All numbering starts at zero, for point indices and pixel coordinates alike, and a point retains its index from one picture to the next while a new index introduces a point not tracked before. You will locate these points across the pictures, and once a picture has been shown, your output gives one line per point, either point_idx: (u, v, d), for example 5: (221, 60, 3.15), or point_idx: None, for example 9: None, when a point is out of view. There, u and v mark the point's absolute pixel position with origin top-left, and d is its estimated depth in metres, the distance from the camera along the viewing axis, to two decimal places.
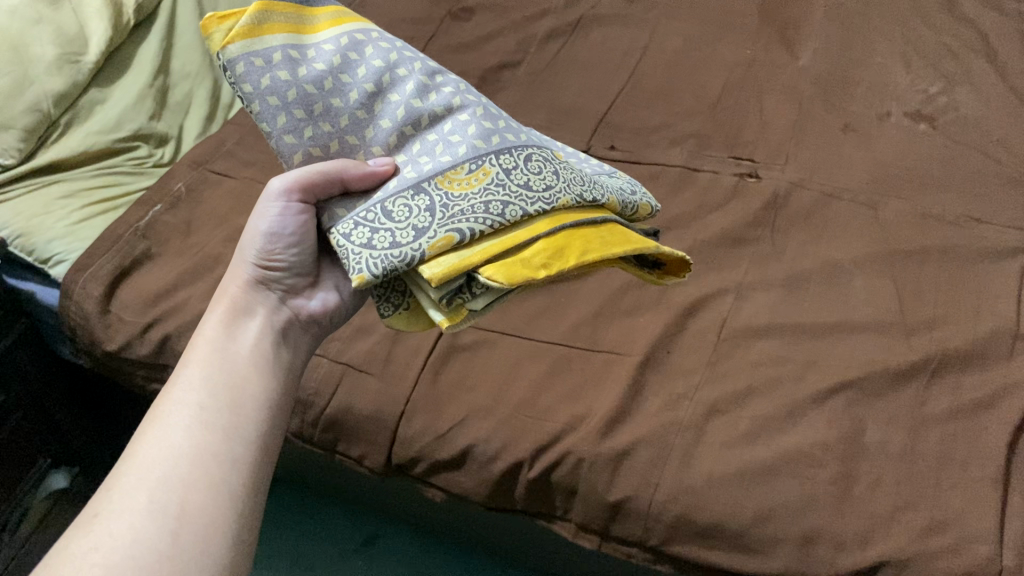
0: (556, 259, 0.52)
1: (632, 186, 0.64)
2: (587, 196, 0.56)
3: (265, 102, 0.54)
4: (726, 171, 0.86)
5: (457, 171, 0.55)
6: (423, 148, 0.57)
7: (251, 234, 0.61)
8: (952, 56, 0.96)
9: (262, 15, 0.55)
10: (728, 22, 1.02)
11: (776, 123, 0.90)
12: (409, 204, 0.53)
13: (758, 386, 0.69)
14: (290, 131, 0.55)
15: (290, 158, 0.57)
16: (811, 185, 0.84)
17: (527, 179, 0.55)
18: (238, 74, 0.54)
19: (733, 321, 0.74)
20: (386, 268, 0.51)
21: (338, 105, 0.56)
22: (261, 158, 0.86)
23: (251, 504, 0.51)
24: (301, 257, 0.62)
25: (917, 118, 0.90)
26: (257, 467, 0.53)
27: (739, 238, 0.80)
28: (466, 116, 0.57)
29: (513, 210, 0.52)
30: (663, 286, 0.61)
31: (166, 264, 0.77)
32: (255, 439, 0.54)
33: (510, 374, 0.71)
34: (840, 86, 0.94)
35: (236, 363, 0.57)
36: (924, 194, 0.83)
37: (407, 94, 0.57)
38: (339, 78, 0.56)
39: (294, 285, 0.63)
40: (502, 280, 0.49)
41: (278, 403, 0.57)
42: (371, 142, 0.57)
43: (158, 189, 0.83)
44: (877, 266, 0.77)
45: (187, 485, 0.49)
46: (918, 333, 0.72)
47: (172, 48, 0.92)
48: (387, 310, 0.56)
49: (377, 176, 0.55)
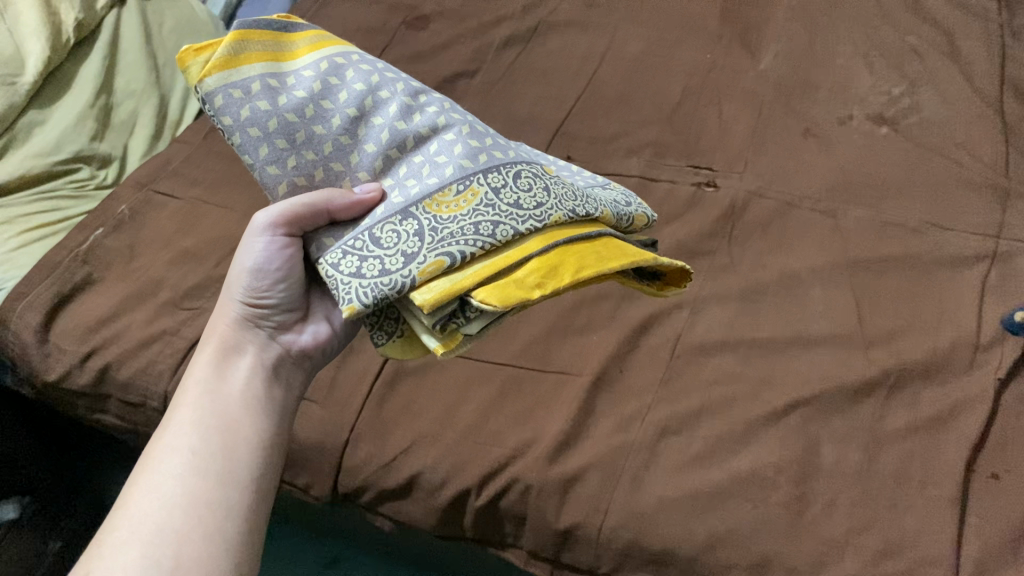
0: (550, 277, 0.50)
1: (627, 197, 0.63)
2: (579, 211, 0.54)
3: (246, 133, 0.52)
4: (683, 181, 0.85)
5: (444, 193, 0.53)
6: (410, 171, 0.55)
7: (237, 272, 0.59)
8: (916, 57, 0.94)
9: (239, 45, 0.54)
10: (688, 26, 0.99)
11: (736, 129, 0.88)
12: (398, 230, 0.52)
13: (711, 405, 0.67)
14: (274, 162, 0.53)
15: (275, 190, 0.54)
16: (770, 195, 0.82)
17: (517, 197, 0.53)
18: (216, 107, 0.52)
19: (687, 337, 0.72)
20: (376, 297, 0.49)
21: (321, 132, 0.54)
22: (209, 176, 0.85)
23: (247, 552, 0.50)
24: (290, 291, 0.59)
25: (879, 121, 0.88)
26: (254, 513, 0.52)
27: (695, 250, 0.79)
28: (452, 135, 0.55)
29: (504, 230, 0.51)
30: (665, 297, 0.60)
31: (106, 291, 0.75)
32: (249, 484, 0.53)
33: (458, 398, 0.69)
34: (801, 91, 0.92)
35: (229, 406, 0.56)
36: (884, 202, 0.81)
37: (391, 115, 0.55)
38: (320, 104, 0.54)
39: (284, 321, 0.61)
40: (496, 303, 0.48)
41: (272, 445, 0.56)
42: (357, 168, 0.55)
43: (101, 210, 0.81)
44: (834, 277, 0.76)
45: (182, 537, 0.47)
46: (875, 346, 0.71)
47: (116, 65, 0.89)
48: (381, 338, 0.54)
49: (363, 204, 0.54)
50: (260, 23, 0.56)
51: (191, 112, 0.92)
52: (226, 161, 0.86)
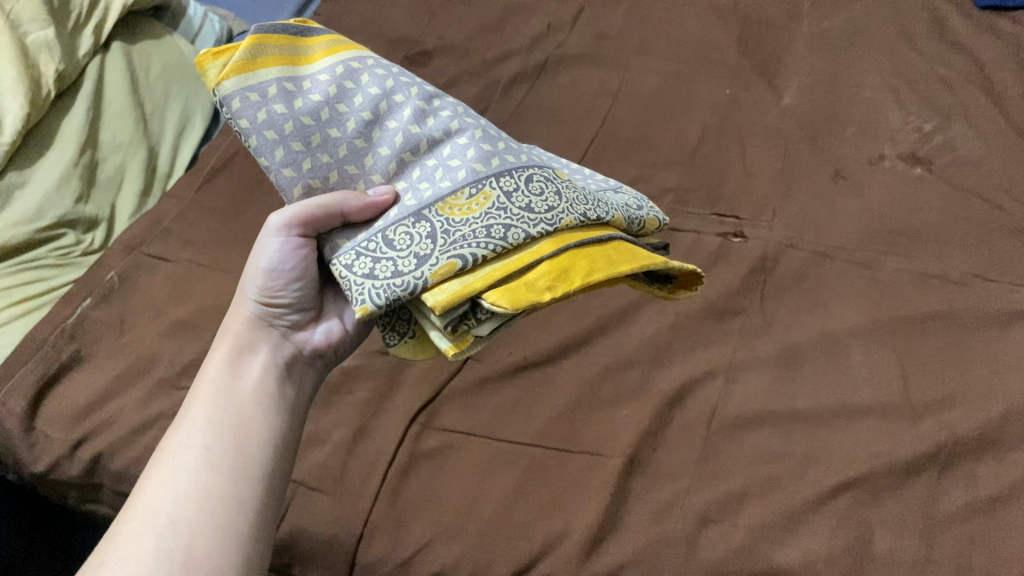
0: (560, 281, 0.49)
1: (639, 200, 0.62)
2: (590, 215, 0.53)
3: (262, 136, 0.52)
4: (709, 231, 0.80)
5: (457, 197, 0.52)
6: (423, 174, 0.54)
7: (252, 271, 0.60)
8: (947, 89, 0.90)
9: (257, 49, 0.54)
10: (705, 58, 0.94)
11: (761, 173, 0.84)
12: (411, 232, 0.51)
13: (754, 488, 0.63)
14: (289, 164, 0.53)
15: (290, 194, 0.54)
16: (802, 245, 0.78)
17: (529, 201, 0.52)
18: (234, 110, 0.52)
19: (723, 410, 0.67)
20: (388, 298, 0.49)
21: (335, 135, 0.54)
22: (203, 235, 0.80)
23: (258, 545, 0.51)
24: (303, 292, 0.60)
25: (913, 161, 0.84)
26: (264, 506, 0.53)
27: (726, 309, 0.74)
28: (465, 138, 0.55)
29: (516, 233, 0.50)
30: (674, 300, 0.60)
31: (97, 370, 0.70)
32: (261, 479, 0.54)
33: (480, 485, 0.64)
34: (828, 128, 0.87)
35: (241, 402, 0.57)
36: (923, 251, 0.77)
37: (405, 120, 0.55)
38: (335, 108, 0.54)
39: (297, 321, 0.62)
40: (505, 307, 0.48)
41: (283, 441, 0.57)
42: (371, 171, 0.55)
43: (88, 279, 0.75)
44: (876, 338, 0.71)
45: (195, 527, 0.49)
46: (924, 417, 0.66)
47: (100, 118, 0.82)
48: (393, 339, 0.54)
49: (376, 207, 0.53)
50: (277, 27, 0.55)
51: (183, 163, 0.87)
52: (221, 219, 0.81)
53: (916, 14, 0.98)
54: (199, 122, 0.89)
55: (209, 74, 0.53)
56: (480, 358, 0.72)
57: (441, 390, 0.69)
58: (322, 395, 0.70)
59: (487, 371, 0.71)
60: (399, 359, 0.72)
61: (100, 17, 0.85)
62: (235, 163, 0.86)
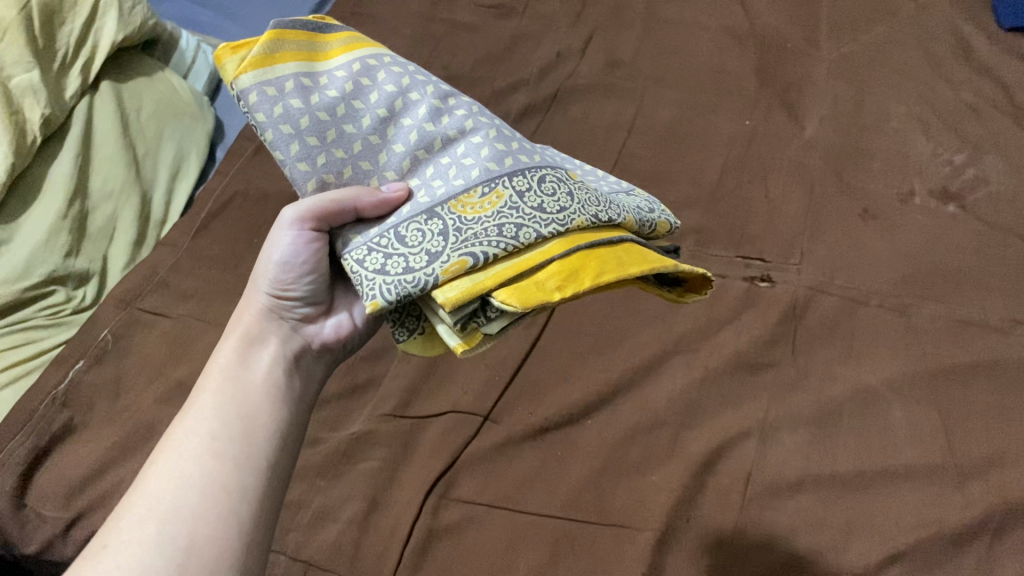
0: (571, 282, 0.46)
1: (650, 203, 0.57)
2: (602, 216, 0.50)
3: (277, 131, 0.48)
4: (734, 276, 0.76)
5: (469, 195, 0.49)
6: (436, 172, 0.51)
7: (262, 264, 0.55)
8: (976, 118, 0.86)
9: (276, 43, 0.49)
10: (723, 86, 0.91)
11: (786, 211, 0.80)
12: (422, 229, 0.47)
13: (796, 564, 0.59)
14: (304, 159, 0.49)
15: (303, 187, 0.50)
16: (833, 290, 0.74)
17: (541, 202, 0.49)
18: (249, 104, 0.48)
19: (759, 475, 0.63)
20: (399, 295, 0.45)
21: (350, 131, 0.50)
22: (202, 287, 0.76)
23: (260, 539, 0.48)
24: (316, 285, 0.55)
25: (944, 197, 0.80)
26: (269, 498, 0.49)
27: (757, 362, 0.70)
28: (480, 138, 0.51)
29: (527, 232, 0.46)
30: (683, 304, 0.55)
31: (92, 440, 0.66)
32: (267, 470, 0.50)
33: (504, 564, 0.60)
34: (854, 161, 0.83)
35: (249, 390, 0.53)
36: (960, 294, 0.73)
37: (420, 117, 0.51)
38: (351, 104, 0.50)
39: (307, 315, 0.57)
40: (516, 305, 0.43)
41: (292, 432, 0.53)
42: (384, 167, 0.51)
43: (79, 339, 0.71)
44: (916, 392, 0.68)
45: (197, 516, 0.46)
46: (972, 480, 0.63)
47: (89, 164, 0.77)
48: (403, 335, 0.49)
49: (388, 204, 0.49)
50: (296, 22, 0.51)
51: (176, 209, 0.83)
52: (220, 270, 0.77)
53: (939, 36, 0.94)
54: (193, 164, 0.85)
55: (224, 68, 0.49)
56: (498, 419, 0.67)
57: (459, 456, 0.65)
58: (330, 463, 0.65)
59: (507, 432, 0.66)
60: (413, 423, 0.67)
61: (90, 49, 0.78)
62: (232, 207, 0.82)
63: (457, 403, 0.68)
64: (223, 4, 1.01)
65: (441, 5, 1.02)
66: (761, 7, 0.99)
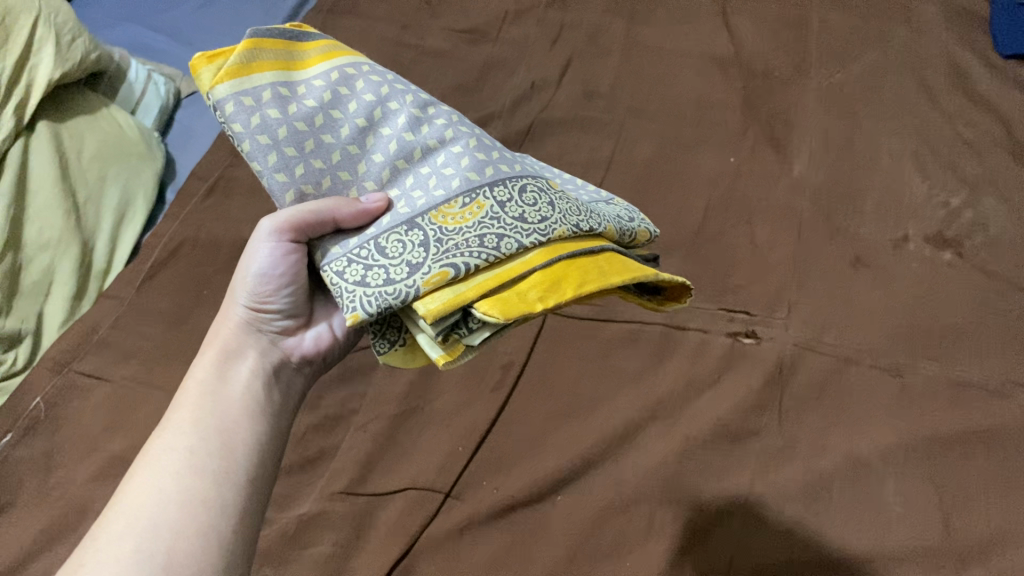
0: (553, 292, 0.44)
1: (631, 211, 0.55)
2: (584, 225, 0.47)
3: (254, 141, 0.46)
4: (717, 330, 0.71)
5: (450, 205, 0.46)
6: (416, 182, 0.48)
7: (240, 274, 0.52)
8: (974, 156, 0.81)
9: (252, 52, 0.47)
10: (707, 119, 0.86)
11: (772, 259, 0.75)
12: (403, 240, 0.45)
13: None
14: (282, 170, 0.46)
15: (282, 199, 0.47)
16: (823, 348, 0.69)
17: (522, 211, 0.46)
18: (226, 115, 0.46)
19: (741, 561, 0.59)
20: (380, 307, 0.43)
21: (329, 141, 0.48)
22: (148, 344, 0.71)
23: (240, 557, 0.45)
24: (296, 296, 0.53)
25: (941, 243, 0.75)
26: (249, 516, 0.47)
27: (740, 431, 0.65)
28: (459, 147, 0.49)
29: (509, 242, 0.44)
30: (664, 312, 0.53)
31: (18, 521, 0.61)
32: (247, 488, 0.47)
33: None
34: (844, 204, 0.78)
35: (228, 406, 0.50)
36: (958, 353, 0.68)
37: (399, 126, 0.49)
38: (330, 113, 0.48)
39: (286, 327, 0.54)
40: (498, 317, 0.41)
41: (272, 448, 0.51)
42: (364, 178, 0.49)
43: (9, 409, 0.66)
44: (910, 464, 0.63)
45: (176, 534, 0.43)
46: (970, 564, 0.58)
47: (23, 214, 0.71)
48: (384, 347, 0.47)
49: (369, 214, 0.47)
50: (273, 32, 0.49)
51: (121, 257, 0.77)
52: (165, 326, 0.72)
53: (935, 65, 0.89)
54: (140, 208, 0.79)
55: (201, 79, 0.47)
56: (461, 496, 0.62)
57: (417, 538, 0.60)
58: (278, 546, 0.60)
59: (470, 511, 0.61)
60: (369, 500, 0.62)
61: (26, 88, 0.72)
62: (181, 254, 0.76)
63: (417, 478, 0.63)
64: (177, 28, 0.96)
65: (410, 30, 0.97)
66: (747, 33, 0.93)
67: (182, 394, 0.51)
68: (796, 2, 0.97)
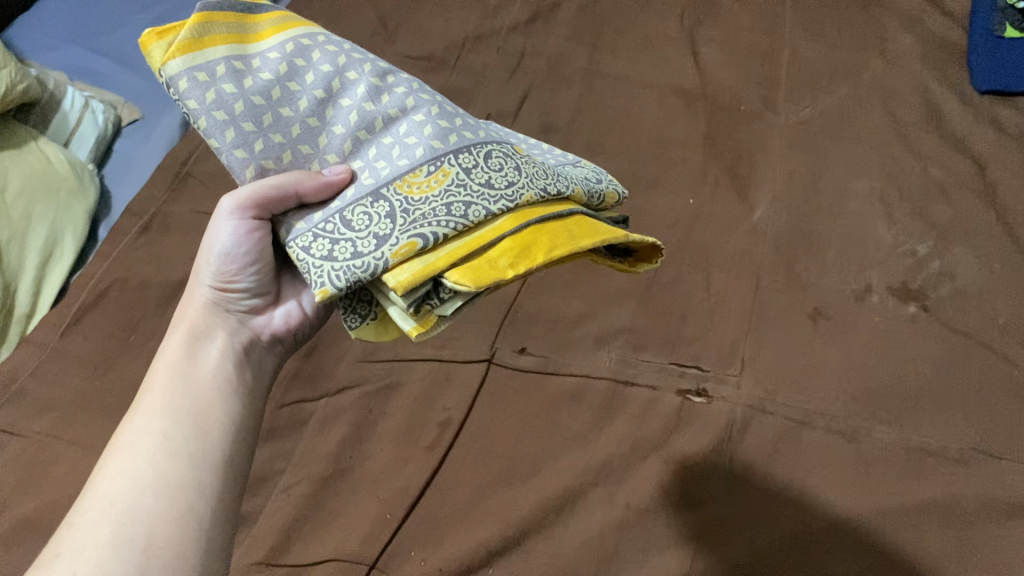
0: (523, 258, 0.44)
1: (598, 172, 0.55)
2: (551, 189, 0.47)
3: (211, 118, 0.45)
4: (667, 387, 0.68)
5: (415, 174, 0.46)
6: (379, 153, 0.48)
7: (205, 255, 0.52)
8: (944, 199, 0.77)
9: (203, 25, 0.46)
10: (666, 159, 0.82)
11: (728, 311, 0.72)
12: (369, 212, 0.45)
13: None
14: (240, 146, 0.46)
15: (242, 173, 0.47)
16: (776, 408, 0.66)
17: (488, 177, 0.46)
18: (181, 91, 0.46)
19: None
20: (350, 280, 0.43)
21: (287, 114, 0.47)
22: (67, 394, 0.67)
23: (220, 534, 0.46)
24: (263, 275, 0.53)
25: (904, 295, 0.72)
26: (226, 494, 0.48)
27: (684, 500, 0.62)
28: (421, 115, 0.48)
29: (476, 210, 0.44)
30: (635, 273, 0.53)
31: None
32: (223, 466, 0.49)
33: None
34: (806, 251, 0.75)
35: (199, 389, 0.51)
36: (917, 417, 0.65)
37: (359, 96, 0.48)
38: (287, 86, 0.47)
39: (254, 306, 0.55)
40: (468, 286, 0.42)
41: (246, 425, 0.52)
42: (325, 150, 0.48)
43: None
44: (861, 540, 0.59)
45: (155, 516, 0.44)
46: None
47: None
48: (354, 321, 0.47)
49: (331, 186, 0.47)
50: (223, 3, 0.48)
51: (46, 299, 0.74)
52: (87, 374, 0.68)
53: (909, 99, 0.85)
54: (69, 247, 0.76)
55: (153, 56, 0.46)
56: (386, 568, 0.60)
57: None
58: None
59: None
60: (287, 571, 0.60)
61: None
62: (109, 297, 0.73)
63: (339, 548, 0.60)
64: (123, 51, 0.92)
65: None
66: (714, 64, 0.90)
67: (154, 378, 0.51)
68: (769, 30, 0.93)
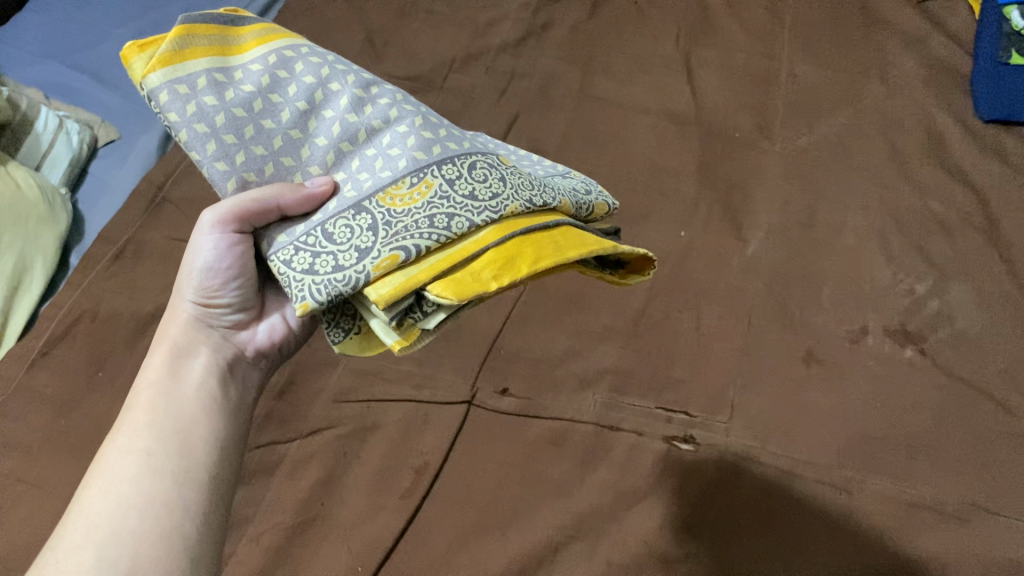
0: (508, 270, 0.41)
1: (588, 183, 0.52)
2: (537, 200, 0.45)
3: (190, 130, 0.43)
4: (652, 432, 0.65)
5: (398, 186, 0.44)
6: (363, 165, 0.45)
7: (187, 269, 0.50)
8: (944, 235, 0.75)
9: (184, 38, 0.44)
10: (657, 189, 0.80)
11: (718, 351, 0.69)
12: (350, 224, 0.43)
13: None
14: (221, 158, 0.43)
15: (224, 188, 0.45)
16: (766, 457, 0.63)
17: (472, 188, 0.44)
18: (161, 104, 0.43)
19: None
20: (332, 294, 0.41)
21: (269, 126, 0.44)
22: (31, 432, 0.65)
23: (207, 557, 0.45)
24: (245, 290, 0.51)
25: (901, 337, 0.69)
26: (212, 515, 0.46)
27: (667, 556, 0.59)
28: (405, 126, 0.46)
29: (459, 222, 0.42)
30: (626, 285, 0.51)
31: None
32: (209, 485, 0.47)
33: None
34: (800, 289, 0.72)
35: (184, 404, 0.49)
36: (913, 468, 0.62)
37: (342, 107, 0.46)
38: (269, 98, 0.45)
39: (238, 322, 0.53)
40: (452, 299, 0.39)
41: (233, 442, 0.50)
42: (308, 162, 0.45)
43: None
44: None
45: (139, 539, 0.43)
46: None
47: None
48: (338, 335, 0.45)
49: (313, 199, 0.44)
50: (204, 16, 0.45)
51: (14, 328, 0.72)
52: (52, 410, 0.66)
53: (910, 128, 0.82)
54: (37, 275, 0.74)
55: (133, 69, 0.44)
56: None
57: None
58: None
59: None
60: None
61: None
62: (78, 329, 0.71)
63: None
64: (101, 68, 0.90)
65: None
66: (709, 89, 0.87)
67: (137, 395, 0.49)
68: (766, 53, 0.90)
